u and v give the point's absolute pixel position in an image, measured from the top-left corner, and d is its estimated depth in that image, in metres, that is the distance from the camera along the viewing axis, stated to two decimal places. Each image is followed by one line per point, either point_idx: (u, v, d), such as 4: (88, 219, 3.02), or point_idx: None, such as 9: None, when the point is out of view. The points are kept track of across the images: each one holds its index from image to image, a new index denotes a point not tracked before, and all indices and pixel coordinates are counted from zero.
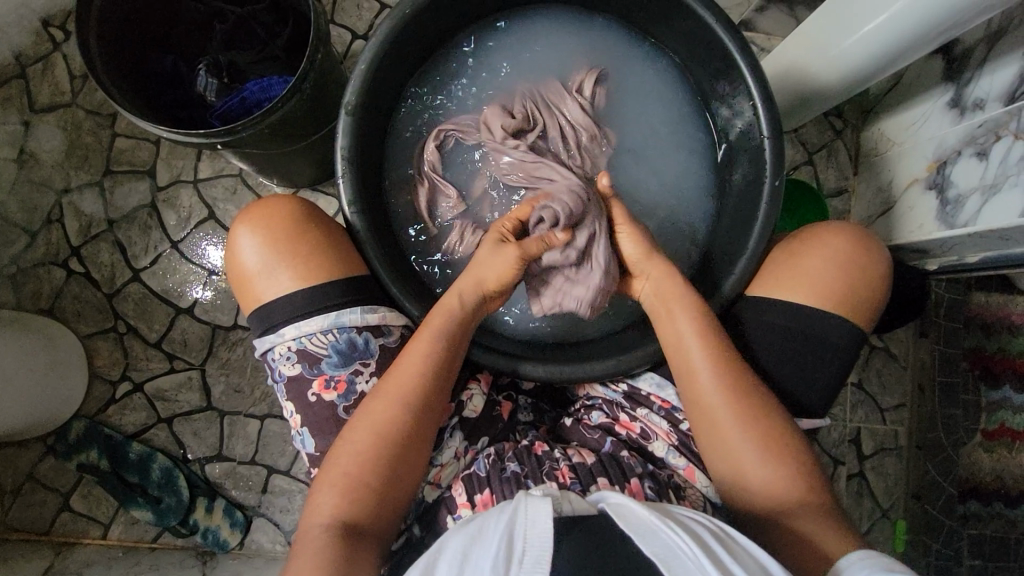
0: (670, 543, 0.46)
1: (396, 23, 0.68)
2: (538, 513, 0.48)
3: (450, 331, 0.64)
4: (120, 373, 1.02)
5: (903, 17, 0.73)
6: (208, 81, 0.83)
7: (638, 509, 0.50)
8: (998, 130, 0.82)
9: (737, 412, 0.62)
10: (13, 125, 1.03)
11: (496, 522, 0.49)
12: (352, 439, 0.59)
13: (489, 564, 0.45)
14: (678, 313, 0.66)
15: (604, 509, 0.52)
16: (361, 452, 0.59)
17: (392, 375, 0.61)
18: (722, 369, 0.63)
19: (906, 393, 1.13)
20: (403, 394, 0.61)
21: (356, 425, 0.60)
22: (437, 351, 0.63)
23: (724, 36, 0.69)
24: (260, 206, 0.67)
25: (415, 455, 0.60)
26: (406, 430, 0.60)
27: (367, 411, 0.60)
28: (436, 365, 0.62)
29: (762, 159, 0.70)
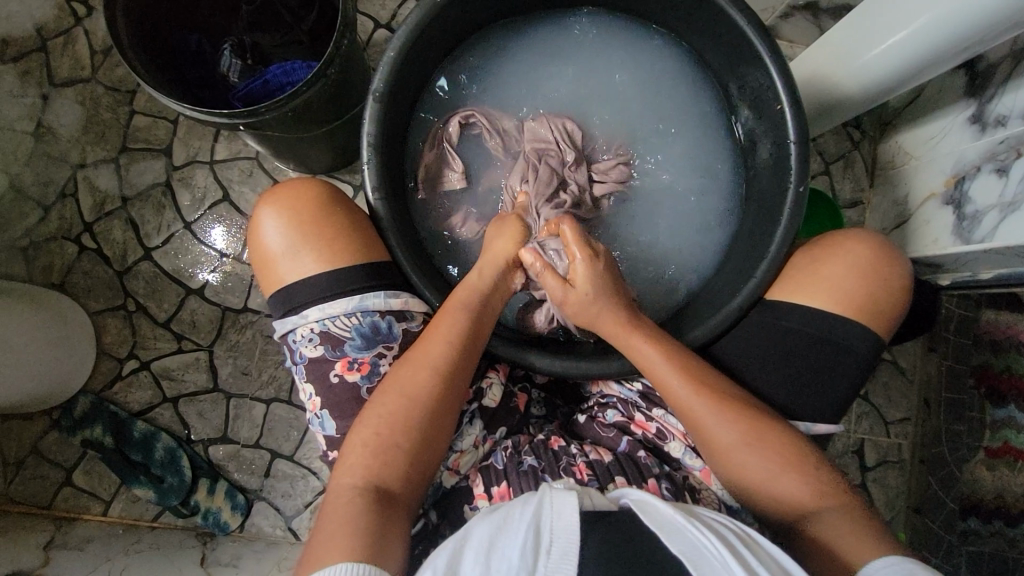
0: (697, 543, 0.46)
1: (427, 11, 0.68)
2: (564, 505, 0.48)
3: (473, 304, 0.65)
4: (128, 350, 1.02)
5: (925, 33, 0.73)
6: (232, 61, 0.84)
7: (662, 507, 0.50)
8: (1019, 147, 0.82)
9: (738, 429, 0.61)
10: (31, 99, 1.03)
11: (519, 512, 0.49)
12: (381, 404, 0.60)
13: (517, 555, 0.45)
14: (642, 343, 0.65)
15: (626, 505, 0.53)
16: (390, 416, 0.59)
17: (421, 344, 0.62)
18: (706, 393, 0.63)
19: (912, 407, 1.14)
20: (430, 360, 0.61)
21: (383, 392, 0.60)
22: (465, 323, 0.63)
23: (754, 40, 0.68)
24: (286, 188, 0.67)
25: (443, 422, 0.61)
26: (435, 395, 0.60)
27: (396, 378, 0.61)
28: (464, 336, 0.63)
29: (786, 164, 0.70)
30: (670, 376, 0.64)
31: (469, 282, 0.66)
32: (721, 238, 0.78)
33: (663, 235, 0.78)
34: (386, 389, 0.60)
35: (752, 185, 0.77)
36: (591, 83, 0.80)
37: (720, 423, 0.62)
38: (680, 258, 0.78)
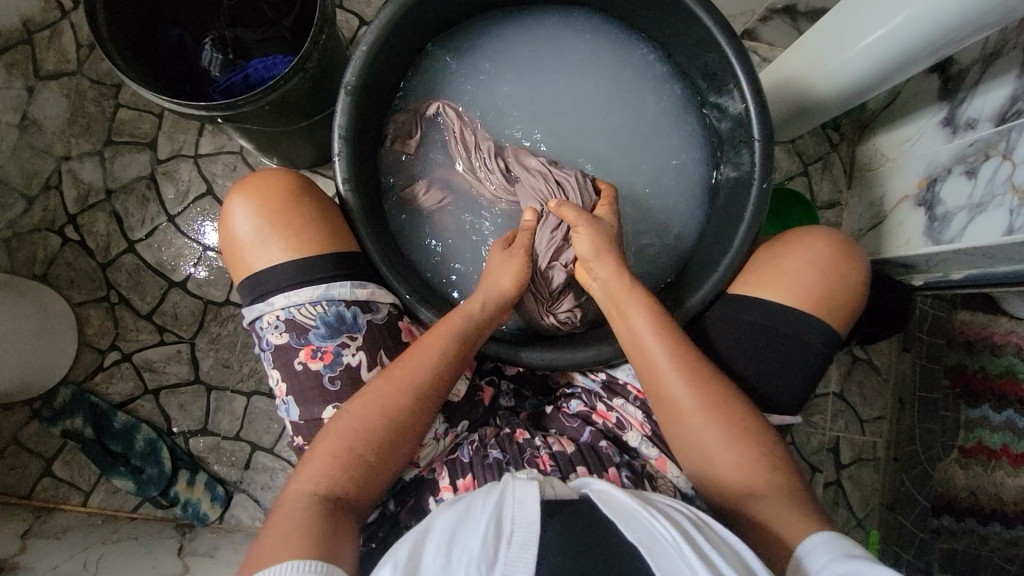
0: (652, 529, 0.47)
1: (400, 7, 0.69)
2: (526, 494, 0.49)
3: (460, 331, 0.65)
4: (110, 342, 1.03)
5: (902, 31, 0.74)
6: (213, 56, 0.85)
7: (620, 497, 0.51)
8: (988, 149, 0.84)
9: (700, 406, 0.63)
10: (17, 91, 1.03)
11: (482, 502, 0.50)
12: (353, 416, 0.60)
13: (477, 545, 0.45)
14: (632, 309, 0.66)
15: (586, 494, 0.53)
16: (361, 430, 0.60)
17: (402, 363, 0.63)
18: (683, 364, 0.64)
19: (887, 406, 1.14)
20: (410, 380, 0.62)
21: (357, 403, 0.61)
22: (450, 353, 0.64)
23: (721, 40, 0.69)
24: (256, 179, 0.67)
25: (411, 439, 0.62)
26: (409, 414, 0.61)
27: (374, 393, 0.61)
28: (446, 365, 0.64)
29: (752, 161, 0.71)
30: (649, 341, 0.65)
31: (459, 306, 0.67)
32: (691, 234, 0.80)
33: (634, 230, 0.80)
34: (362, 403, 0.61)
35: (721, 183, 0.78)
36: (565, 80, 0.81)
37: (701, 416, 0.63)
38: (650, 254, 0.80)
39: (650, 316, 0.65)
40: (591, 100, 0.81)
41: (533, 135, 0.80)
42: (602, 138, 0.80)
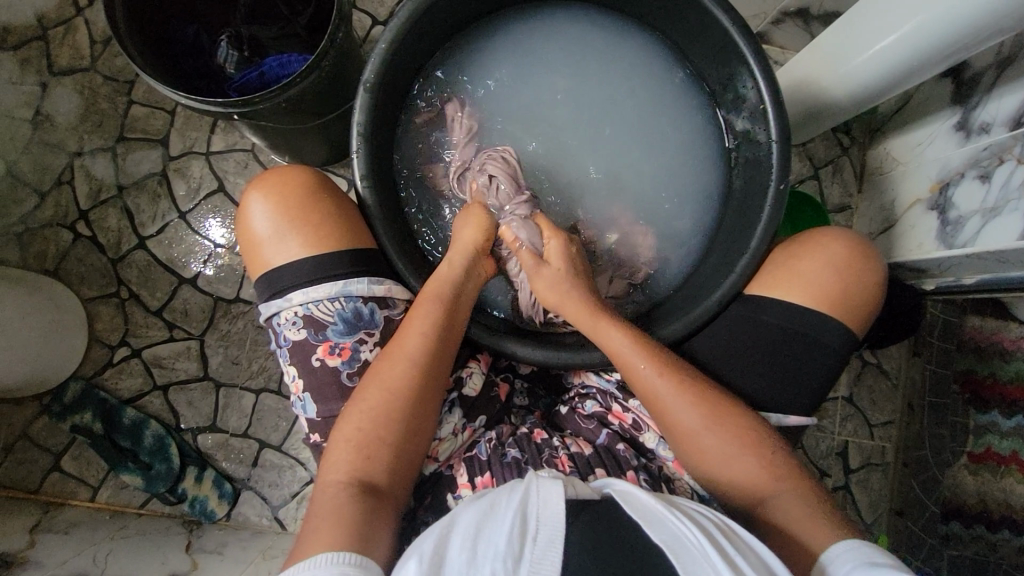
0: (677, 532, 0.47)
1: (419, 5, 0.69)
2: (550, 492, 0.49)
3: (448, 301, 0.65)
4: (119, 338, 1.03)
5: (913, 38, 0.75)
6: (229, 53, 0.85)
7: (644, 497, 0.51)
8: (1002, 154, 0.83)
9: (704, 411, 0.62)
10: (31, 87, 1.04)
11: (506, 499, 0.50)
12: (359, 402, 0.60)
13: (503, 541, 0.45)
14: (613, 334, 0.67)
15: (609, 494, 0.53)
16: (369, 414, 0.60)
17: (395, 341, 0.63)
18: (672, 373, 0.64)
19: (896, 411, 1.15)
20: (406, 358, 0.62)
21: (362, 389, 0.61)
22: (439, 318, 0.64)
23: (739, 41, 0.69)
24: (274, 175, 0.68)
25: (422, 418, 0.61)
26: (413, 392, 0.61)
27: (376, 373, 0.61)
28: (439, 333, 0.63)
29: (768, 163, 0.71)
30: (636, 355, 0.65)
31: (439, 274, 0.67)
32: (704, 236, 0.80)
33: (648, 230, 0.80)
34: (368, 384, 0.61)
35: (735, 184, 0.78)
36: (580, 79, 0.81)
37: (682, 400, 0.63)
38: (663, 255, 0.80)
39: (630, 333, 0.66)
40: (607, 101, 0.81)
41: (548, 134, 0.80)
42: (617, 138, 0.81)
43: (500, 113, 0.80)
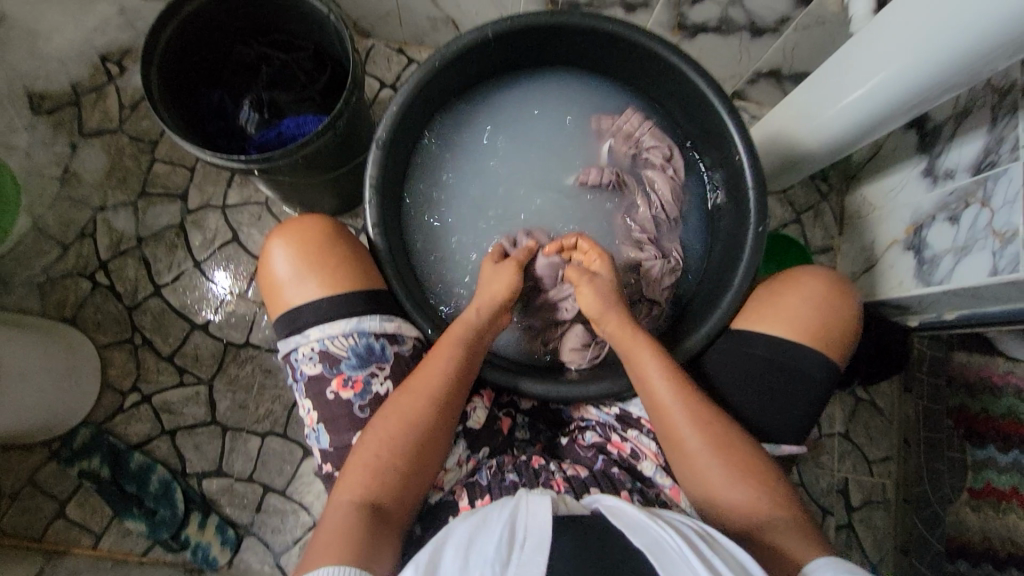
0: (658, 537, 0.50)
1: (426, 72, 0.76)
2: (538, 506, 0.52)
3: (474, 344, 0.69)
4: (131, 383, 1.06)
5: (875, 94, 0.82)
6: (251, 115, 0.93)
7: (629, 508, 0.54)
8: (967, 197, 0.90)
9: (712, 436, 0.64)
10: (61, 147, 1.11)
11: (497, 513, 0.53)
12: (383, 429, 0.63)
13: (492, 549, 0.49)
14: (644, 353, 0.68)
15: (597, 509, 0.56)
16: (393, 443, 0.62)
17: (417, 376, 0.66)
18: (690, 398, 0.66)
19: (892, 445, 1.17)
20: (433, 395, 0.65)
21: (386, 418, 0.64)
22: (459, 359, 0.67)
23: (715, 102, 0.77)
24: (294, 223, 0.73)
25: (439, 452, 0.65)
26: (435, 427, 0.64)
27: (395, 405, 0.64)
28: (456, 372, 0.67)
29: (745, 208, 0.77)
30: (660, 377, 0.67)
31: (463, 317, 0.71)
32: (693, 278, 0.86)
33: (640, 132, 0.87)
34: (388, 412, 0.64)
35: (718, 228, 0.85)
36: (570, 140, 0.89)
37: (688, 423, 0.65)
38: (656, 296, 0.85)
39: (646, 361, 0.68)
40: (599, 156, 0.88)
41: (543, 190, 0.87)
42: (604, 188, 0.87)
43: (498, 170, 0.88)
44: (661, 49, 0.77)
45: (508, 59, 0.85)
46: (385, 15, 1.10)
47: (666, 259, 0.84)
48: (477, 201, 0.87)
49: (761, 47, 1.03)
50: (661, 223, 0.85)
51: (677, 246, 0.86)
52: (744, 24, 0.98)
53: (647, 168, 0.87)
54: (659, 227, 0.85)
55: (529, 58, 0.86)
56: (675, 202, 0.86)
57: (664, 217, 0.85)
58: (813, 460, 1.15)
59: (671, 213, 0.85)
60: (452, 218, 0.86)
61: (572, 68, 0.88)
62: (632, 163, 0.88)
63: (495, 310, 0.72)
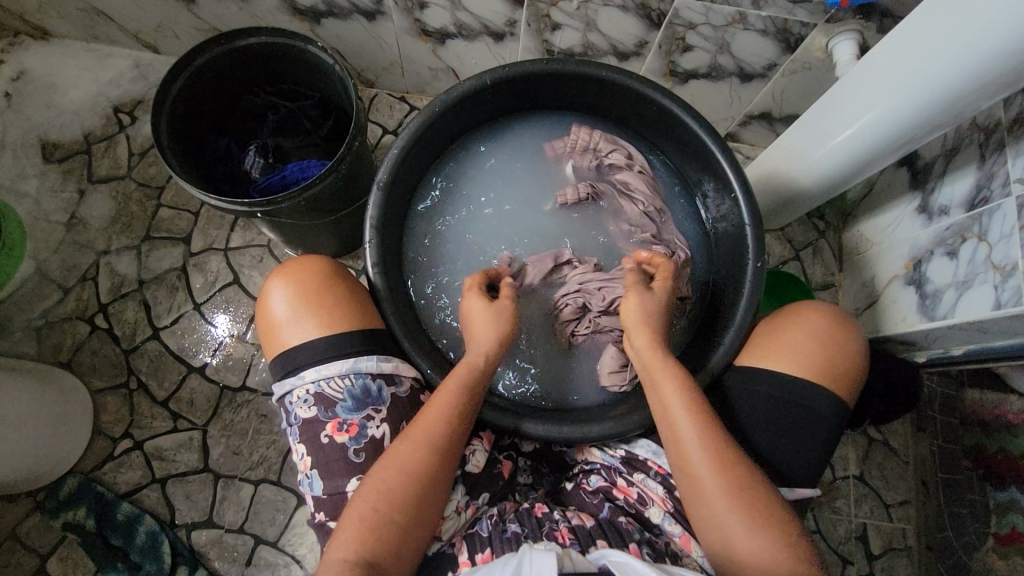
0: None
1: (426, 118, 0.79)
2: (542, 563, 0.50)
3: (466, 383, 0.67)
4: (122, 430, 1.03)
5: (865, 134, 0.84)
6: (256, 160, 0.95)
7: (639, 566, 0.51)
8: (963, 233, 0.90)
9: (721, 481, 0.61)
10: (70, 194, 1.14)
11: (500, 572, 0.51)
12: (377, 477, 0.61)
13: None
14: (667, 381, 0.66)
15: (604, 566, 0.53)
16: (387, 489, 0.60)
17: (417, 423, 0.64)
18: (698, 438, 0.63)
19: (910, 489, 1.12)
20: (429, 437, 0.63)
21: (380, 465, 0.62)
22: (459, 405, 0.65)
23: (707, 141, 0.79)
24: (292, 265, 0.73)
25: (437, 496, 0.62)
26: (429, 471, 0.62)
27: (395, 451, 0.62)
28: (458, 416, 0.65)
29: (743, 246, 0.78)
30: (668, 417, 0.65)
31: (466, 359, 0.69)
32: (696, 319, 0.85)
33: (596, 141, 0.88)
34: (388, 459, 0.61)
35: (717, 265, 0.86)
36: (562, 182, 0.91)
37: (698, 464, 0.62)
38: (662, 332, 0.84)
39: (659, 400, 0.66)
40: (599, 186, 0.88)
41: (541, 232, 0.88)
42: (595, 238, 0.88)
43: (490, 215, 0.89)
44: (653, 92, 0.80)
45: (489, 110, 0.87)
46: (389, 65, 1.15)
47: (672, 251, 0.84)
48: (476, 240, 0.87)
49: (751, 91, 1.07)
50: (653, 215, 0.86)
51: (676, 234, 0.87)
52: (734, 70, 1.01)
53: (614, 172, 0.89)
54: (653, 220, 0.86)
55: (527, 103, 0.88)
56: (653, 192, 0.87)
57: (654, 209, 0.86)
58: (828, 505, 1.11)
59: (658, 204, 0.86)
60: (454, 256, 0.87)
61: (569, 112, 0.91)
62: (599, 173, 0.90)
63: (497, 350, 0.71)
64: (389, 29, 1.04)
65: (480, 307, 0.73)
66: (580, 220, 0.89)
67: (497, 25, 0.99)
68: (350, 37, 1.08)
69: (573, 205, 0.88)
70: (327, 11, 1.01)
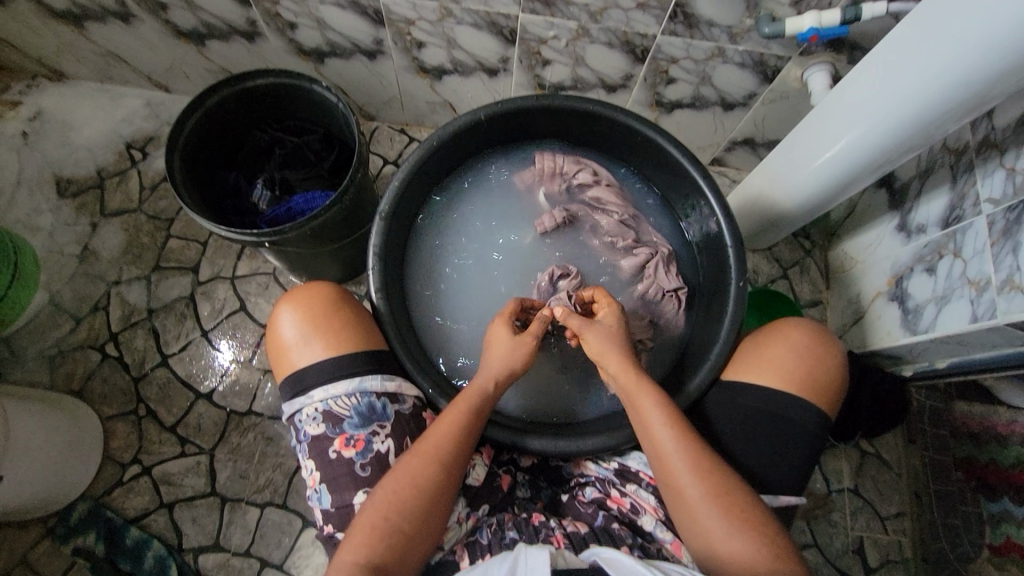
0: None
1: (425, 152, 0.84)
2: (536, 559, 0.53)
3: (477, 404, 0.70)
4: (131, 455, 1.06)
5: (841, 156, 0.88)
6: (263, 193, 1.00)
7: (629, 561, 0.54)
8: (940, 249, 0.94)
9: (712, 490, 0.64)
10: (83, 227, 1.18)
11: (496, 568, 0.54)
12: (385, 490, 0.64)
13: None
14: (646, 401, 0.69)
15: (595, 562, 0.56)
16: (395, 500, 0.63)
17: (426, 440, 0.67)
18: (690, 450, 0.66)
19: (904, 501, 1.14)
20: (434, 453, 0.66)
21: (390, 478, 0.65)
22: (464, 423, 0.68)
23: (689, 168, 0.84)
24: (301, 290, 0.77)
25: (443, 510, 0.65)
26: (437, 486, 0.65)
27: (402, 465, 0.65)
28: (463, 434, 0.68)
29: (727, 267, 0.82)
30: (661, 430, 0.68)
31: (476, 382, 0.72)
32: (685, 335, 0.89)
33: (562, 166, 0.93)
34: (396, 473, 0.64)
35: (703, 285, 0.90)
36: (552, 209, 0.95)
37: (691, 475, 0.65)
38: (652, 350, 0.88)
39: (653, 415, 0.68)
40: (587, 208, 0.93)
41: (536, 257, 0.93)
42: (583, 259, 0.93)
43: (479, 246, 0.93)
44: (634, 123, 0.85)
45: (458, 156, 0.91)
46: (388, 100, 1.20)
47: (656, 250, 0.90)
48: (475, 266, 0.92)
49: (734, 119, 1.12)
50: (630, 222, 0.91)
51: (653, 230, 0.93)
52: (716, 99, 1.07)
53: (586, 191, 0.93)
54: (630, 225, 0.91)
55: (519, 134, 0.93)
56: (624, 200, 0.93)
57: (628, 216, 0.91)
58: (824, 518, 1.12)
59: (631, 210, 0.92)
60: (455, 282, 0.91)
61: (559, 143, 0.96)
62: (570, 195, 0.94)
63: (508, 374, 0.74)
64: (389, 66, 1.09)
65: (505, 338, 0.76)
66: (569, 241, 0.93)
67: (491, 62, 1.05)
68: (352, 74, 1.14)
69: (552, 232, 0.92)
70: (331, 51, 1.07)
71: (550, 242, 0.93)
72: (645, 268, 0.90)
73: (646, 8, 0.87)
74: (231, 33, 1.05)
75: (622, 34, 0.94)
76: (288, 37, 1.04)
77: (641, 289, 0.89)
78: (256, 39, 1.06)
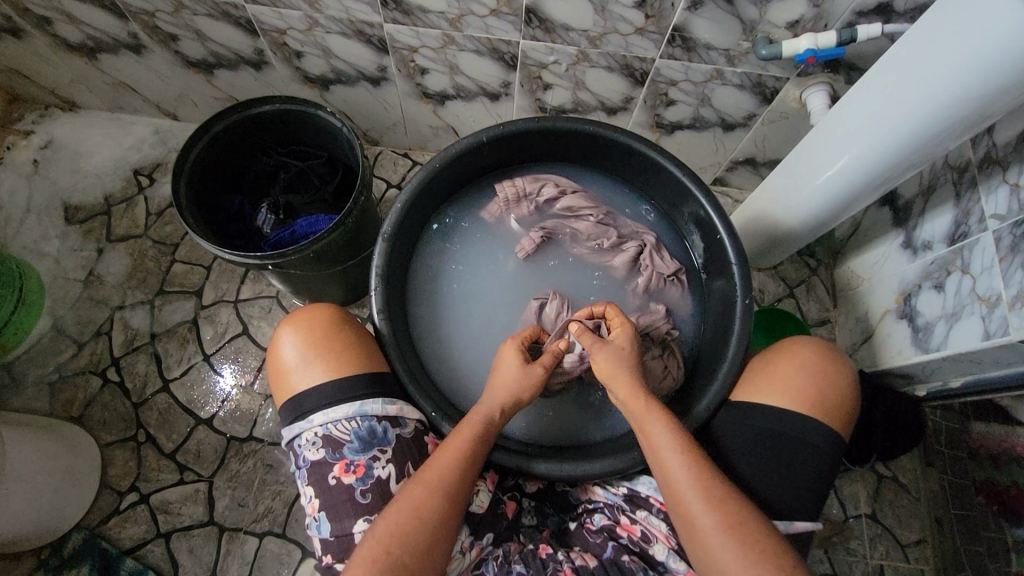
0: None
1: (424, 178, 0.84)
2: None
3: (481, 431, 0.69)
4: (129, 483, 1.04)
5: (844, 175, 0.88)
6: (267, 217, 1.00)
7: None
8: (948, 266, 0.93)
9: (723, 517, 0.61)
10: (89, 252, 1.19)
11: None
12: (386, 521, 0.62)
13: None
14: (654, 425, 0.68)
15: None
16: (398, 532, 0.61)
17: (429, 468, 0.65)
18: (699, 477, 0.64)
19: (924, 527, 1.11)
20: (438, 482, 0.64)
21: (392, 508, 0.63)
22: (467, 451, 0.67)
23: (690, 184, 0.84)
24: (303, 313, 0.76)
25: (446, 541, 0.62)
26: (439, 516, 0.63)
27: (405, 496, 0.63)
28: (466, 461, 0.66)
29: (731, 282, 0.81)
30: (669, 456, 0.66)
31: (479, 409, 0.71)
32: (693, 334, 0.90)
33: (525, 187, 0.92)
34: (398, 502, 0.62)
35: (709, 298, 0.89)
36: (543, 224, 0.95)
37: (701, 502, 0.62)
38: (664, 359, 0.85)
39: (661, 437, 0.67)
40: (572, 219, 0.93)
41: (534, 278, 0.92)
42: (577, 276, 0.93)
43: (478, 276, 0.92)
44: (631, 142, 0.86)
45: (454, 183, 0.91)
46: (392, 125, 1.22)
47: (640, 240, 0.92)
48: (477, 286, 0.92)
49: (734, 139, 1.13)
50: (606, 221, 0.92)
51: (629, 220, 0.94)
52: (716, 120, 1.08)
53: (554, 204, 0.93)
54: (608, 223, 0.92)
55: (513, 157, 0.93)
56: (593, 201, 0.93)
57: (603, 215, 0.92)
58: (840, 546, 1.09)
59: (604, 209, 0.93)
60: (459, 303, 0.90)
61: (552, 162, 0.96)
62: (541, 212, 0.94)
63: (512, 399, 0.72)
64: (393, 93, 1.11)
65: (513, 363, 0.74)
66: (561, 257, 0.93)
67: (493, 86, 1.07)
68: (356, 100, 1.16)
69: (535, 252, 0.92)
70: (336, 79, 1.09)
71: (541, 261, 0.93)
72: (637, 260, 0.91)
73: (644, 32, 0.89)
74: (238, 62, 1.08)
75: (622, 57, 0.95)
76: (295, 65, 1.07)
77: (643, 281, 0.90)
78: (264, 68, 1.08)
